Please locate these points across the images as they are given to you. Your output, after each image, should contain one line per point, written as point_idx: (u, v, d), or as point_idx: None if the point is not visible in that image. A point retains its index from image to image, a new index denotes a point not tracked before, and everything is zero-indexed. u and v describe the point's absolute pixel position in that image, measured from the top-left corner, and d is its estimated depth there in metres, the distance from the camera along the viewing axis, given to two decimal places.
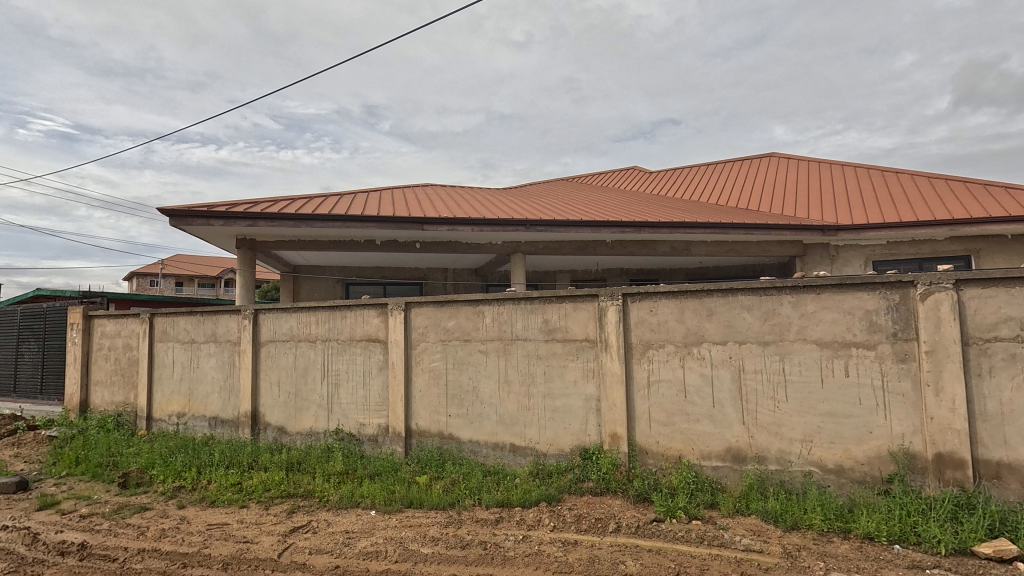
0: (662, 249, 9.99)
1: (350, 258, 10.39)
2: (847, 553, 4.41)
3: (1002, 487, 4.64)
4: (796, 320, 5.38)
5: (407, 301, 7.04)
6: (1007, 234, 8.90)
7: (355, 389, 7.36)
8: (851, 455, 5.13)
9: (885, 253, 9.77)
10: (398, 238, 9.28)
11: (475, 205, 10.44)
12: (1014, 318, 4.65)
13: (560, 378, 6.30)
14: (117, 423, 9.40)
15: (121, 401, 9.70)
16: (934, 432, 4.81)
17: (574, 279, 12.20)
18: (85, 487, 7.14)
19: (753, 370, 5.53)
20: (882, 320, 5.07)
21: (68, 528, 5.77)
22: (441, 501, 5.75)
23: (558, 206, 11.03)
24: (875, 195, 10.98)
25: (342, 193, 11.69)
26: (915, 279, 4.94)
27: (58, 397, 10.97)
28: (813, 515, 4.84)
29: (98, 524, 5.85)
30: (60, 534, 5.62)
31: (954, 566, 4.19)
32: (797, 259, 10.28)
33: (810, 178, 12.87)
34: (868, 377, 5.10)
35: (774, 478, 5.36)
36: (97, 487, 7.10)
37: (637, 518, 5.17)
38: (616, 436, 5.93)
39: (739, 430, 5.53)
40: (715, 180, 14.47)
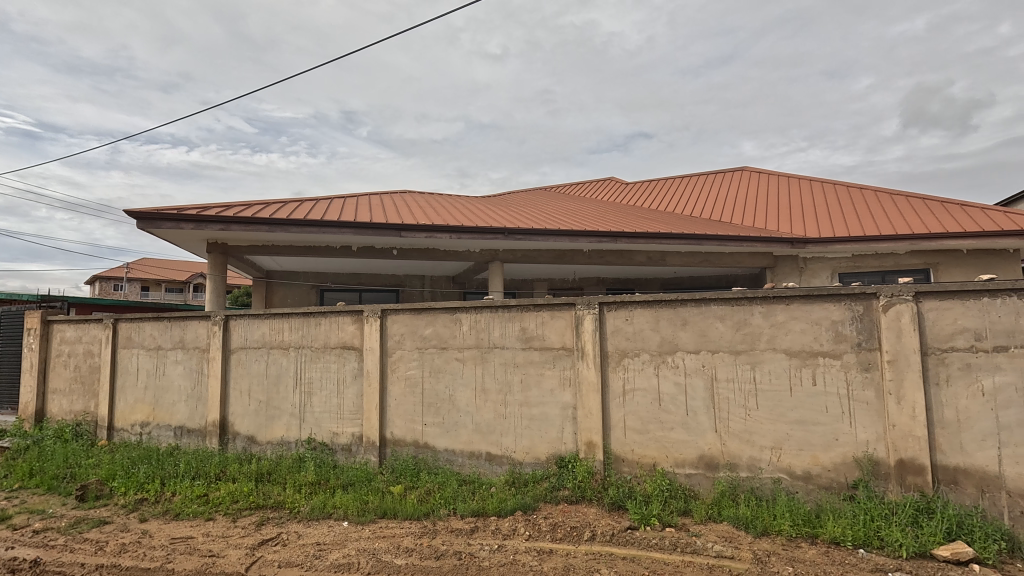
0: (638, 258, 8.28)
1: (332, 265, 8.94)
2: (814, 558, 3.57)
3: (958, 491, 3.81)
4: (767, 330, 4.36)
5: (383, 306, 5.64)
6: (964, 248, 7.58)
7: (270, 387, 6.22)
8: (819, 462, 4.16)
9: (851, 266, 8.18)
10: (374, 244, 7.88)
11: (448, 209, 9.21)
12: (971, 328, 3.84)
13: (537, 387, 5.05)
14: (75, 433, 7.49)
15: (80, 409, 7.77)
16: (895, 438, 3.93)
17: (551, 287, 10.07)
18: (38, 501, 5.72)
19: (725, 378, 4.47)
20: (847, 331, 4.14)
21: (19, 545, 4.57)
22: (416, 510, 4.62)
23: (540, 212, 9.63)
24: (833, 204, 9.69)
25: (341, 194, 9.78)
26: (877, 290, 4.05)
27: (10, 406, 9.18)
28: (781, 520, 3.93)
29: (51, 540, 4.65)
30: (8, 551, 4.44)
31: (915, 569, 3.41)
32: (766, 271, 8.51)
33: (779, 183, 11.63)
34: (835, 387, 4.15)
35: (745, 485, 4.34)
36: (52, 501, 5.70)
37: (610, 525, 4.16)
38: (592, 443, 4.77)
39: (712, 438, 4.47)
40: (696, 181, 12.97)
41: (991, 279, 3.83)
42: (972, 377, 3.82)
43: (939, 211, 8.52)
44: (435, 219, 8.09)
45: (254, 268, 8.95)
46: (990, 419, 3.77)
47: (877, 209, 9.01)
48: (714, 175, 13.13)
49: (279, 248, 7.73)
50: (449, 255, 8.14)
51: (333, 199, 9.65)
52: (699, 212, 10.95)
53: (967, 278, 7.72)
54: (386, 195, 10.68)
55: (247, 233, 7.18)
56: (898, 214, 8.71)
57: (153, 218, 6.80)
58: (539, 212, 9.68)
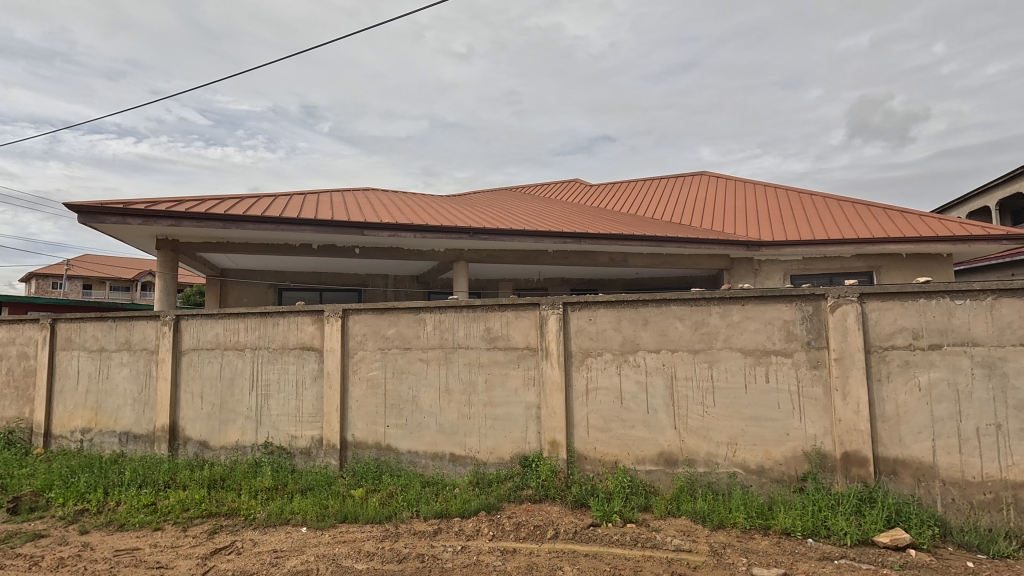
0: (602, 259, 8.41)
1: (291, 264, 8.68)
2: (766, 549, 3.71)
3: (897, 481, 4.04)
4: (724, 329, 4.51)
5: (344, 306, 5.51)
6: (903, 252, 8.06)
7: (224, 389, 5.98)
8: (771, 456, 4.33)
9: (802, 268, 8.56)
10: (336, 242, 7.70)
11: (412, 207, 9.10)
12: (909, 328, 4.08)
13: (501, 386, 5.06)
14: (7, 442, 6.99)
15: (13, 416, 7.26)
16: (841, 432, 4.14)
17: (516, 287, 10.10)
18: None
19: (684, 377, 4.60)
20: (798, 330, 4.33)
21: None
22: (378, 513, 4.54)
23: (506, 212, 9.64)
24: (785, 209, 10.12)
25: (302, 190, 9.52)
26: (825, 291, 4.26)
27: None
28: (736, 513, 4.07)
29: None
30: None
31: (859, 556, 3.60)
32: (723, 273, 8.80)
33: (735, 188, 12.06)
34: (787, 384, 4.34)
35: (702, 480, 4.47)
36: None
37: (572, 523, 4.21)
38: (555, 442, 4.81)
39: (671, 435, 4.58)
40: (658, 184, 13.29)
41: (927, 282, 4.08)
42: (910, 373, 4.07)
43: (881, 217, 9.03)
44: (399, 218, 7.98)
45: (207, 266, 8.59)
46: (925, 413, 4.02)
47: (826, 214, 9.46)
48: (674, 179, 13.48)
49: (234, 245, 7.45)
50: (414, 254, 8.04)
51: (293, 195, 9.37)
52: (660, 215, 11.22)
53: (905, 280, 8.21)
54: (349, 193, 10.47)
55: (200, 230, 6.88)
56: (845, 219, 9.17)
57: (96, 212, 6.42)
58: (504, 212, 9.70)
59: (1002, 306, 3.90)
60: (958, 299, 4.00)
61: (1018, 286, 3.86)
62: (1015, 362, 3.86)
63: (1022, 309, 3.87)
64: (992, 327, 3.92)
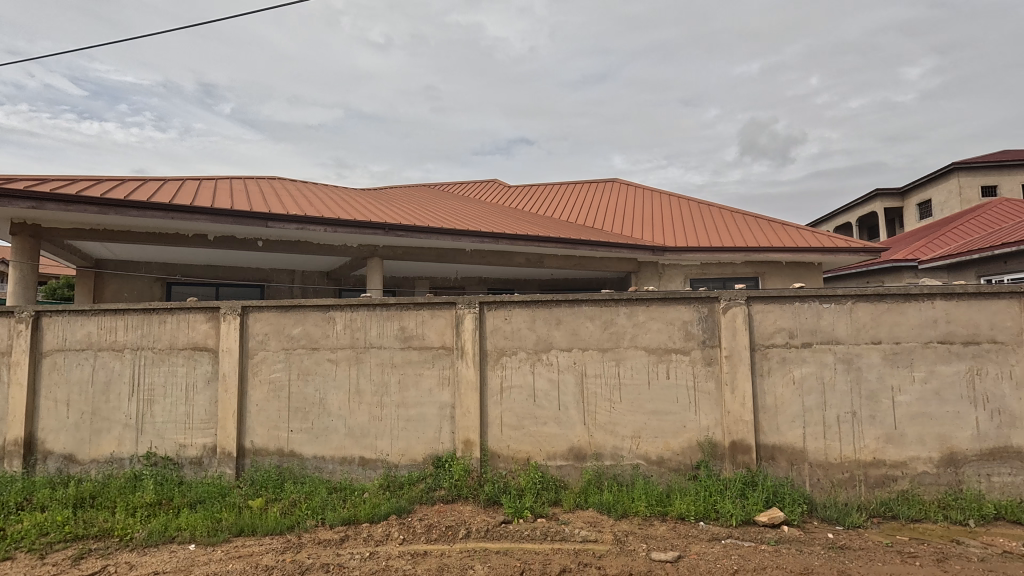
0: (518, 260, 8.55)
1: (183, 256, 7.90)
2: (664, 534, 3.98)
3: (775, 465, 4.51)
4: (630, 329, 4.77)
5: (244, 303, 5.12)
6: (783, 260, 9.02)
7: (97, 396, 5.30)
8: (670, 447, 4.65)
9: (699, 272, 9.27)
10: (235, 234, 7.12)
11: (323, 200, 8.66)
12: (786, 328, 4.57)
13: (415, 387, 4.96)
14: None
15: None
16: (730, 423, 4.54)
17: (433, 286, 9.97)
18: None
19: (593, 374, 4.80)
20: (695, 330, 4.69)
21: None
22: (279, 524, 4.26)
23: (423, 209, 9.48)
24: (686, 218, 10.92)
25: (197, 175, 8.70)
26: (718, 294, 4.65)
27: None
28: (638, 502, 4.32)
29: None
30: None
31: (742, 535, 3.97)
32: (631, 275, 9.31)
33: (643, 196, 12.80)
34: (684, 380, 4.68)
35: (608, 472, 4.69)
36: None
37: (484, 521, 4.23)
38: (469, 441, 4.81)
39: (581, 431, 4.76)
40: (572, 189, 13.75)
41: (801, 287, 4.60)
42: (786, 368, 4.56)
43: (766, 228, 10.04)
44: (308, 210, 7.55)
45: (78, 256, 7.56)
46: (798, 404, 4.52)
47: (720, 224, 10.34)
48: (588, 184, 14.03)
49: (113, 234, 6.63)
50: (324, 249, 7.65)
51: (186, 180, 8.53)
52: (574, 218, 11.62)
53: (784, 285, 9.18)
54: (252, 181, 9.73)
55: (69, 214, 6.04)
56: (736, 228, 10.09)
57: None
58: (422, 208, 9.53)
59: (859, 309, 4.49)
60: (825, 302, 4.54)
61: (871, 291, 4.47)
62: (868, 357, 4.46)
63: (873, 312, 4.48)
64: (851, 327, 4.50)
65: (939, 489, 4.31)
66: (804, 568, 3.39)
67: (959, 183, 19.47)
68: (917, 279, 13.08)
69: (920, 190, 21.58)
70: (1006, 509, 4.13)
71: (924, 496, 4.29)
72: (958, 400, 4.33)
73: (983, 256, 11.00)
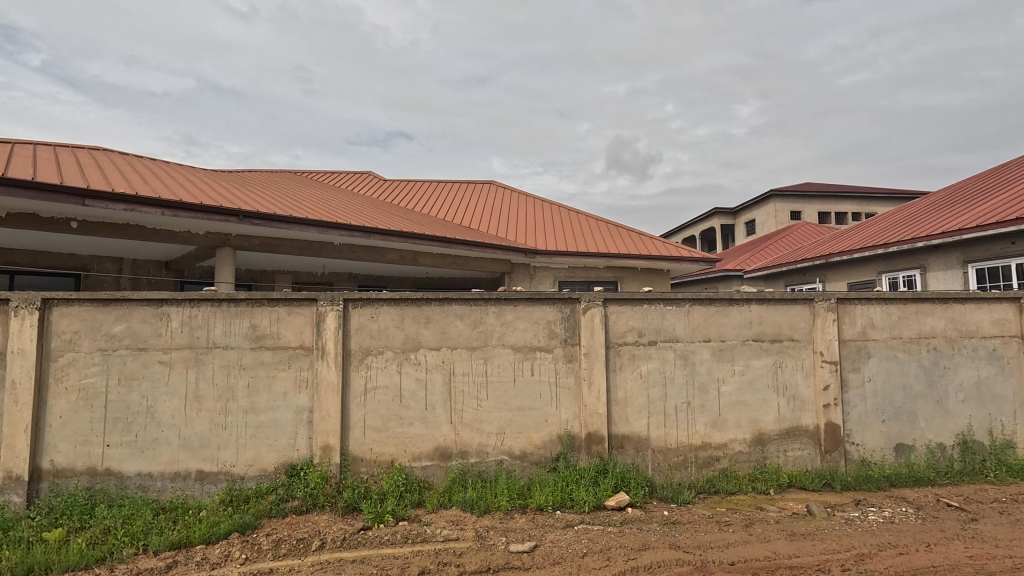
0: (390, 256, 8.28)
1: None
2: (522, 525, 4.13)
3: (623, 453, 4.94)
4: (498, 328, 4.88)
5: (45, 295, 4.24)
6: (639, 266, 9.94)
7: None
8: (532, 442, 4.84)
9: (567, 275, 9.82)
10: (38, 211, 5.89)
11: (162, 179, 7.55)
12: (636, 327, 5.03)
13: (266, 390, 4.54)
14: None
15: None
16: (586, 416, 4.86)
17: (296, 281, 9.24)
18: None
19: (461, 373, 4.81)
20: (558, 329, 4.95)
21: None
22: (85, 557, 3.60)
23: (287, 197, 8.73)
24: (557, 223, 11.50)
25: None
26: (579, 295, 4.96)
27: None
28: (500, 497, 4.44)
29: None
30: None
31: (592, 519, 4.27)
32: (504, 276, 9.54)
33: (518, 200, 13.22)
34: (547, 376, 4.91)
35: (473, 470, 4.74)
36: None
37: (341, 530, 4.01)
38: (328, 446, 4.52)
39: (447, 430, 4.74)
40: (451, 188, 13.73)
41: (650, 291, 5.09)
42: (635, 364, 5.01)
43: (626, 237, 10.97)
44: (141, 189, 6.52)
45: None
46: (644, 397, 5.00)
47: (587, 231, 11.07)
48: (466, 184, 14.11)
49: None
50: (162, 235, 6.67)
51: None
52: (451, 217, 11.60)
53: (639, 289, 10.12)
54: (65, 149, 8.14)
55: None
56: (601, 236, 10.87)
57: None
58: (285, 196, 8.78)
59: (694, 311, 5.11)
60: (668, 305, 5.09)
61: (704, 296, 5.11)
62: (700, 354, 5.08)
63: (706, 314, 5.12)
64: (688, 327, 5.09)
65: (750, 465, 5.07)
66: (642, 544, 3.76)
67: (775, 208, 23.24)
68: (743, 287, 15.31)
69: (747, 211, 25.37)
70: (796, 478, 5.00)
71: (739, 472, 5.02)
72: (766, 389, 5.14)
73: (789, 269, 13.23)
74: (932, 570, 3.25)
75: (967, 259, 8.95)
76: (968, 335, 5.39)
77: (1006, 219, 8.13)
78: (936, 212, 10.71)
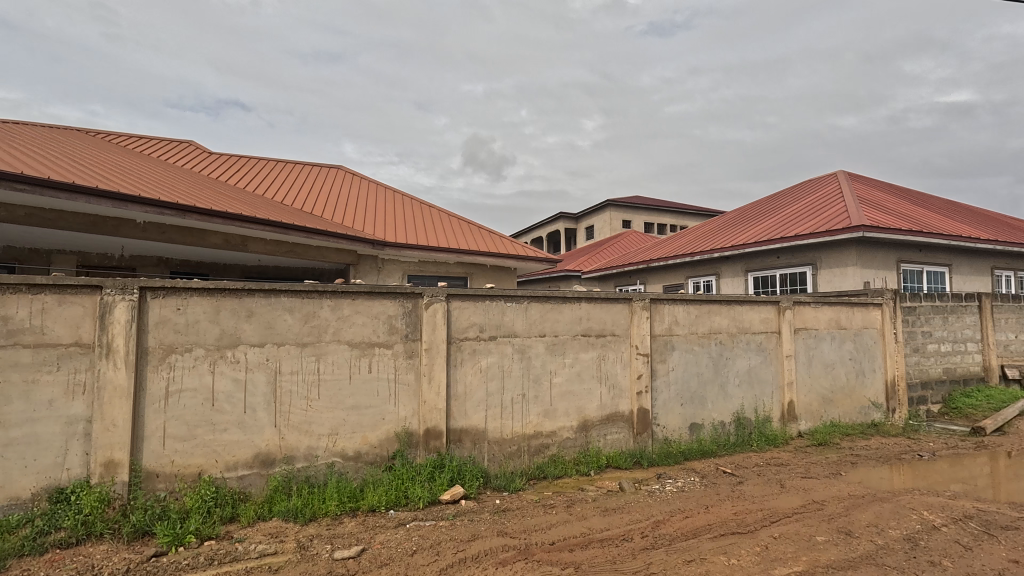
0: (212, 240, 7.26)
1: None
2: (351, 530, 3.93)
3: (461, 446, 5.01)
4: (333, 323, 4.57)
5: None
6: (487, 264, 10.20)
7: None
8: (367, 441, 4.65)
9: (416, 269, 9.66)
10: None
11: None
12: (477, 323, 5.14)
13: (22, 399, 3.63)
14: None
15: None
16: (425, 412, 4.82)
17: (81, 263, 7.59)
18: None
19: (288, 371, 4.41)
20: (398, 324, 4.81)
21: None
22: None
23: (70, 161, 7.11)
24: (408, 216, 11.25)
25: None
26: (422, 290, 4.89)
27: None
28: (328, 502, 4.18)
29: None
30: None
31: (426, 515, 4.24)
32: (349, 268, 9.04)
33: (368, 188, 12.62)
34: (385, 373, 4.75)
35: (300, 476, 4.39)
36: None
37: (125, 561, 3.39)
38: (113, 462, 3.79)
39: (270, 435, 4.31)
40: (292, 169, 12.56)
41: (492, 287, 5.23)
42: (475, 359, 5.12)
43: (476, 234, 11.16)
44: None
45: None
46: (482, 390, 5.13)
47: (438, 226, 11.02)
48: (311, 167, 13.05)
49: None
50: None
51: None
52: (291, 201, 10.60)
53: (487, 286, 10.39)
54: None
55: None
56: (452, 231, 10.90)
57: None
58: (67, 159, 7.14)
59: (532, 308, 5.39)
60: (508, 301, 5.29)
61: (541, 294, 5.42)
62: (536, 348, 5.38)
63: (542, 311, 5.44)
64: (526, 323, 5.35)
65: (575, 450, 5.52)
66: (472, 534, 3.84)
67: (610, 216, 25.80)
68: (581, 286, 16.70)
69: (587, 217, 27.74)
70: (613, 459, 5.60)
71: (565, 457, 5.44)
72: (591, 379, 5.65)
73: (619, 271, 14.78)
74: (708, 527, 3.88)
75: (748, 268, 10.99)
76: (744, 331, 6.57)
77: (774, 238, 10.11)
78: (729, 229, 12.88)
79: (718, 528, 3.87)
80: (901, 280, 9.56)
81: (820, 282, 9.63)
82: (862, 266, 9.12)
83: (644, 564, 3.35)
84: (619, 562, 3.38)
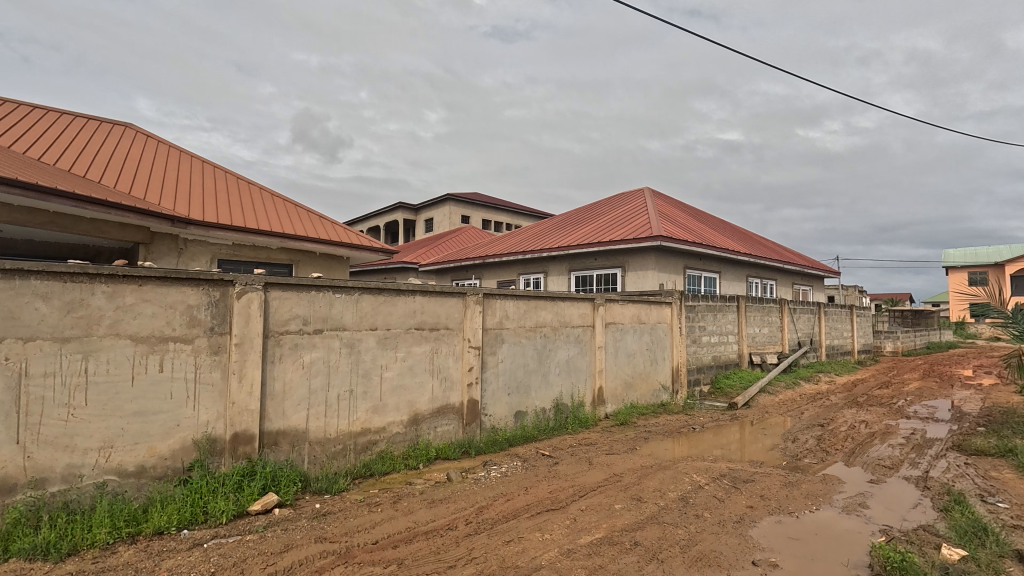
0: None
1: None
2: (128, 560, 3.30)
3: (277, 450, 4.56)
4: (110, 313, 3.77)
5: None
6: (316, 251, 9.45)
7: None
8: (156, 452, 3.94)
9: (230, 253, 8.52)
10: None
11: None
12: (300, 315, 4.72)
13: None
14: None
15: None
16: (233, 414, 4.27)
17: None
18: None
19: (40, 373, 3.51)
20: (201, 316, 4.18)
21: None
22: None
23: None
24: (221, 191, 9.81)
25: None
26: (233, 278, 4.31)
27: None
28: (97, 530, 3.45)
29: None
30: None
31: (230, 531, 3.77)
32: (139, 249, 7.56)
33: (168, 153, 10.67)
34: (182, 372, 4.09)
35: (55, 502, 3.53)
36: None
37: None
38: None
39: (8, 454, 3.37)
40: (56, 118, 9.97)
41: (318, 277, 4.86)
42: (297, 354, 4.70)
43: (304, 217, 10.24)
44: None
45: None
46: (304, 388, 4.73)
47: (259, 205, 9.84)
48: (85, 118, 10.53)
49: None
50: None
51: None
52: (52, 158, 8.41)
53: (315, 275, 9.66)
54: None
55: None
56: (275, 212, 9.83)
57: None
58: None
59: (363, 300, 5.14)
60: (337, 293, 4.96)
61: (373, 286, 5.20)
62: (366, 342, 5.15)
63: (374, 303, 5.23)
64: (356, 315, 5.09)
65: (404, 444, 5.45)
66: (285, 545, 3.52)
67: (450, 210, 26.03)
68: (418, 279, 16.54)
69: (427, 209, 27.55)
70: (442, 450, 5.66)
71: (394, 452, 5.33)
72: (423, 373, 5.62)
73: (456, 265, 15.00)
74: (526, 507, 4.17)
75: (571, 267, 12.07)
76: (565, 325, 7.20)
77: (593, 242, 11.29)
78: (557, 231, 13.99)
79: (534, 507, 4.19)
80: (686, 283, 11.48)
81: (627, 282, 11.05)
82: (659, 270, 10.71)
83: (466, 550, 3.46)
84: (442, 552, 3.43)
